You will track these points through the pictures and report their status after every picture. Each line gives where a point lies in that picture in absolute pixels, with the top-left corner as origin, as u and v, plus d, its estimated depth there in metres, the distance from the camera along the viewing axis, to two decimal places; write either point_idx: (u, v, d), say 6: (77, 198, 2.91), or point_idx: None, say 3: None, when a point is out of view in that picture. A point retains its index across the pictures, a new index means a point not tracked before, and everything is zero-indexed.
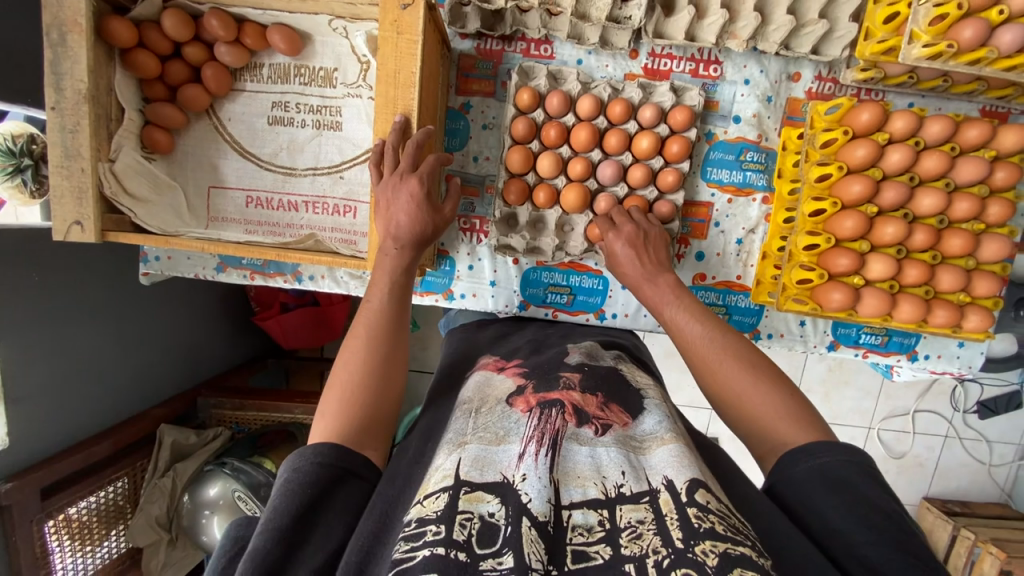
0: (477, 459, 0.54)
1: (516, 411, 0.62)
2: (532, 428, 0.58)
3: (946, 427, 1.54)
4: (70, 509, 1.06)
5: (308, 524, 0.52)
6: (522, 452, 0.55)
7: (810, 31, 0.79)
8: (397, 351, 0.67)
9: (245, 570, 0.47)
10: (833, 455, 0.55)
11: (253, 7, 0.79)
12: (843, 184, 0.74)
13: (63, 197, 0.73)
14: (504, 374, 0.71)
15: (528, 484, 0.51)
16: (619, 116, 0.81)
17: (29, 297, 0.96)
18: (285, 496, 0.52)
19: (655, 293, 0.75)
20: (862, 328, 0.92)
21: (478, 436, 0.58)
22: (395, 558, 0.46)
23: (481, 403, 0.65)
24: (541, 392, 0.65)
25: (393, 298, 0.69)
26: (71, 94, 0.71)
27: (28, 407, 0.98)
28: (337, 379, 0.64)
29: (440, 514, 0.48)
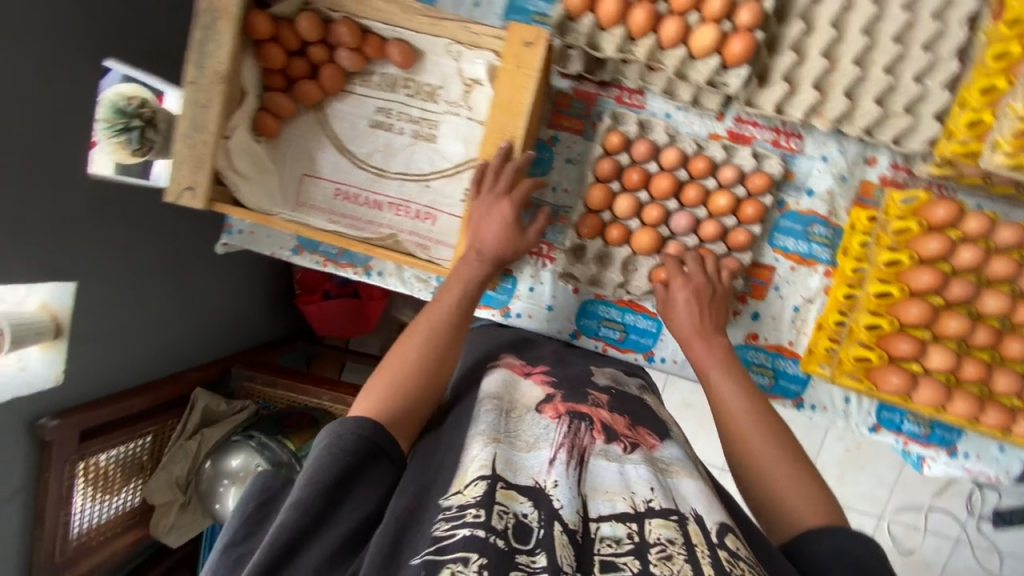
0: (510, 460, 0.57)
1: (544, 418, 0.66)
2: (561, 436, 0.62)
3: (957, 529, 1.50)
4: (98, 456, 1.08)
5: (345, 488, 0.55)
6: (553, 457, 0.59)
7: (894, 122, 0.82)
8: (445, 354, 0.69)
9: (289, 518, 0.51)
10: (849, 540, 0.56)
11: (382, 22, 0.85)
12: (913, 272, 0.78)
13: (181, 163, 0.78)
14: (530, 380, 0.75)
15: (559, 491, 0.55)
16: (701, 172, 0.86)
17: (113, 247, 1.01)
18: (327, 460, 0.55)
19: (694, 343, 0.78)
20: (906, 416, 0.93)
21: (510, 437, 0.61)
22: (435, 536, 0.50)
23: (510, 406, 0.68)
24: (569, 402, 0.69)
25: (458, 308, 0.72)
26: (210, 74, 0.76)
27: (85, 350, 1.02)
28: (388, 365, 0.67)
29: (478, 500, 0.52)
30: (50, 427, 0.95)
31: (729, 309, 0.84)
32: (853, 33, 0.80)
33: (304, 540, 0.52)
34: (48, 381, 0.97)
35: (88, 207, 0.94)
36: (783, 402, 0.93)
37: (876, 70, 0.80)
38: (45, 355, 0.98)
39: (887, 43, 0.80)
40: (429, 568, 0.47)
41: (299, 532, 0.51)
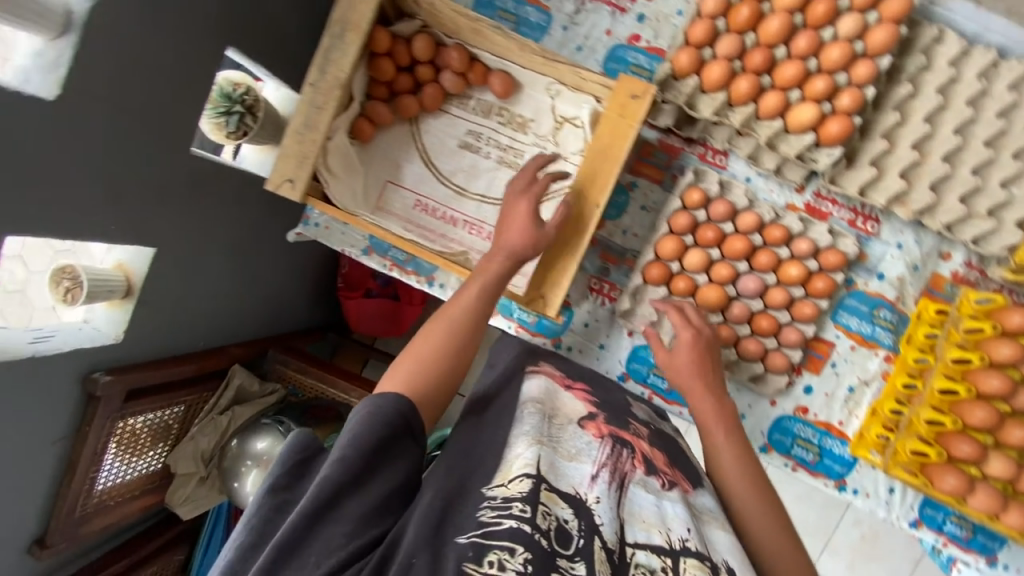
0: (554, 465, 0.59)
1: (587, 433, 0.67)
2: (604, 456, 0.64)
3: None
4: (133, 417, 1.09)
5: (387, 450, 0.56)
6: (594, 474, 0.61)
7: (976, 223, 0.83)
8: (469, 342, 0.67)
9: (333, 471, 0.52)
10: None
11: (492, 54, 0.91)
12: (982, 375, 0.78)
13: (287, 157, 0.83)
14: (571, 394, 0.75)
15: (600, 508, 0.57)
16: (776, 240, 0.87)
17: (193, 220, 1.05)
18: (367, 425, 0.56)
19: (697, 394, 0.76)
20: (949, 516, 0.91)
21: (553, 443, 0.63)
22: (481, 520, 0.51)
23: (552, 412, 0.69)
24: (612, 425, 0.70)
25: (479, 301, 0.70)
26: (331, 80, 0.81)
27: (148, 314, 1.05)
28: (413, 348, 0.66)
29: (525, 495, 0.53)
30: (102, 382, 0.97)
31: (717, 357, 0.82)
32: (945, 132, 0.81)
33: (347, 494, 0.52)
34: (107, 338, 0.99)
35: (183, 180, 0.98)
36: (825, 481, 0.91)
37: (963, 170, 0.82)
38: (110, 313, 1.01)
39: (979, 146, 0.81)
40: (476, 550, 0.48)
41: (344, 486, 0.52)
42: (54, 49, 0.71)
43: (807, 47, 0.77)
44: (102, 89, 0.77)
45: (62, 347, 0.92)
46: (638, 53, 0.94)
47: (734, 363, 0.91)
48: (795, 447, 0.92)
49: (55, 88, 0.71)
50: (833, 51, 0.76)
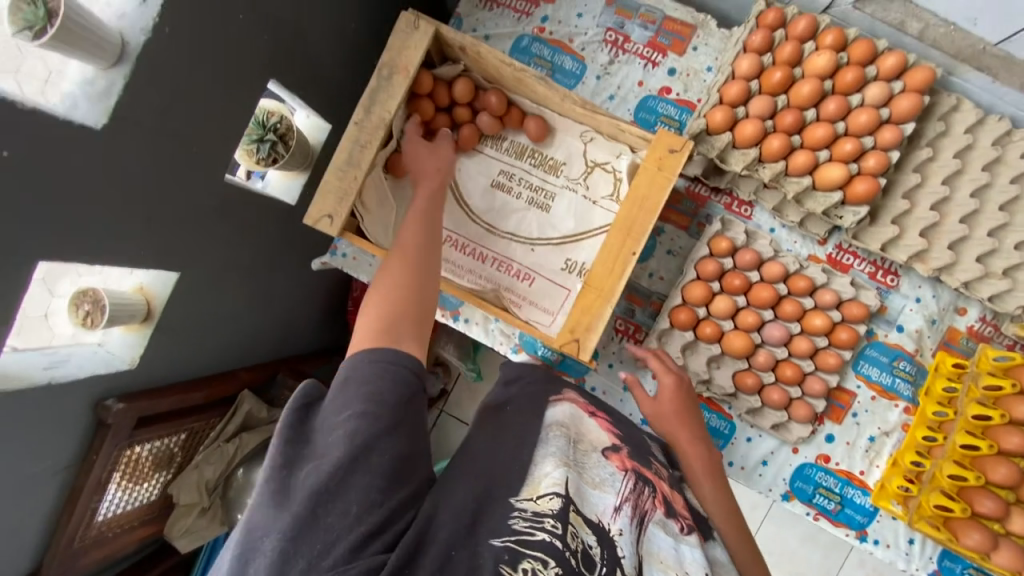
0: (579, 489, 0.58)
1: (610, 465, 0.65)
2: (627, 490, 0.62)
3: None
4: (137, 446, 1.04)
5: (409, 407, 0.56)
6: (617, 506, 0.59)
7: (993, 282, 0.87)
8: (427, 275, 0.71)
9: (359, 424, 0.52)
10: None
11: (532, 101, 0.94)
12: (1003, 432, 0.80)
13: (327, 192, 0.84)
14: (594, 422, 0.73)
15: (623, 540, 0.55)
16: (801, 290, 0.90)
17: (220, 245, 1.04)
18: (385, 380, 0.56)
19: (690, 448, 0.74)
20: (969, 569, 0.91)
21: (579, 469, 0.61)
22: (514, 529, 0.52)
23: (577, 438, 0.67)
24: (635, 461, 0.68)
25: (427, 239, 0.74)
26: (376, 120, 0.83)
27: (165, 339, 1.02)
28: (370, 297, 0.67)
29: (556, 513, 0.54)
30: (114, 410, 0.93)
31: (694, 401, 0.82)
32: (963, 194, 0.86)
33: (375, 448, 0.51)
34: (122, 363, 0.97)
35: (214, 206, 0.98)
36: (846, 531, 0.92)
37: (980, 232, 0.87)
38: (126, 336, 0.99)
39: (994, 210, 0.86)
40: (512, 554, 0.49)
41: (372, 440, 0.51)
42: (106, 79, 0.72)
43: (835, 111, 0.81)
44: (149, 119, 0.78)
45: (78, 374, 0.90)
46: (668, 104, 0.98)
47: (758, 409, 0.93)
48: (817, 496, 0.92)
49: (102, 118, 0.71)
50: (860, 116, 0.81)
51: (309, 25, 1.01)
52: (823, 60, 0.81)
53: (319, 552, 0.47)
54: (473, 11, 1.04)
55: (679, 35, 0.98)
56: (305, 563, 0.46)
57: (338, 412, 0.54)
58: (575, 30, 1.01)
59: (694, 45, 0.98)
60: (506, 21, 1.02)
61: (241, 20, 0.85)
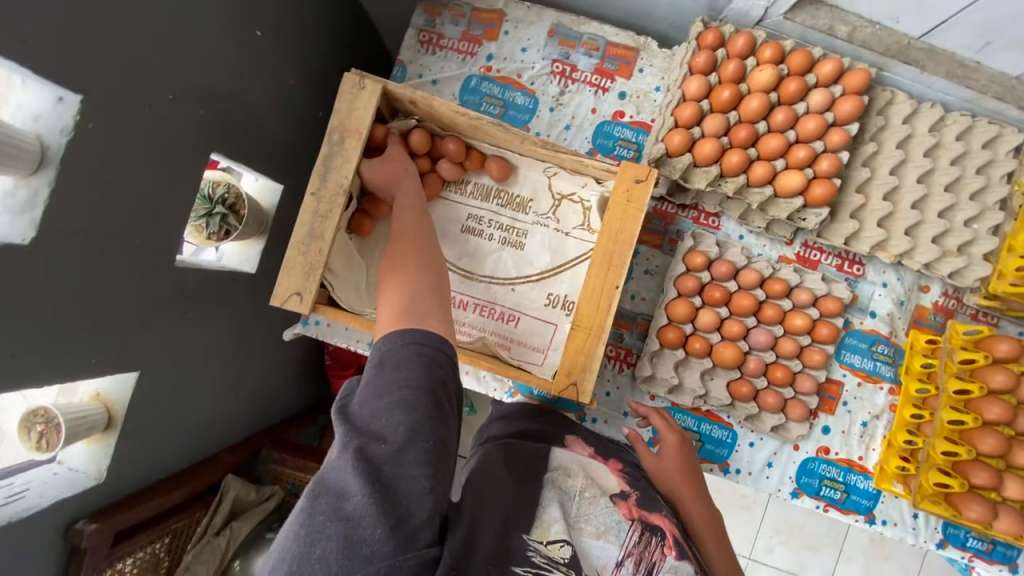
0: (582, 548, 0.58)
1: (618, 512, 0.64)
2: (632, 542, 0.60)
3: None
4: (119, 562, 0.95)
5: (448, 390, 0.53)
6: (620, 560, 0.58)
7: (950, 260, 0.92)
8: (437, 263, 0.69)
9: (403, 408, 0.50)
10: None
11: (490, 144, 0.93)
12: (984, 403, 0.85)
13: (291, 269, 0.79)
14: (604, 467, 0.72)
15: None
16: (778, 293, 0.92)
17: (181, 333, 0.97)
18: (420, 365, 0.53)
19: (690, 502, 0.74)
20: (970, 531, 0.94)
21: (581, 523, 0.60)
22: (533, 562, 0.54)
23: (585, 486, 0.67)
24: (644, 508, 0.66)
25: (425, 234, 0.73)
26: (333, 187, 0.80)
27: (133, 443, 0.94)
28: (388, 290, 0.64)
29: (569, 561, 0.55)
30: (88, 532, 0.85)
31: (690, 455, 0.84)
32: (910, 181, 0.92)
33: (422, 432, 0.49)
34: (88, 479, 0.88)
35: (169, 294, 0.91)
36: (855, 517, 0.93)
37: (931, 214, 0.92)
38: (89, 449, 0.90)
39: (940, 192, 0.92)
40: None
41: (418, 425, 0.49)
42: (28, 188, 0.64)
43: (784, 121, 0.85)
44: (85, 221, 0.71)
45: (41, 503, 0.80)
46: (623, 128, 1.00)
47: (756, 415, 0.94)
48: (823, 487, 0.94)
49: (29, 231, 0.64)
50: (808, 123, 0.85)
51: (246, 91, 0.96)
52: (766, 75, 0.84)
53: (382, 536, 0.45)
54: (417, 57, 1.02)
55: (624, 59, 1.00)
56: (370, 546, 0.45)
57: (377, 399, 0.51)
58: (522, 65, 1.01)
59: (639, 67, 1.00)
60: (452, 63, 1.02)
61: (172, 100, 0.80)
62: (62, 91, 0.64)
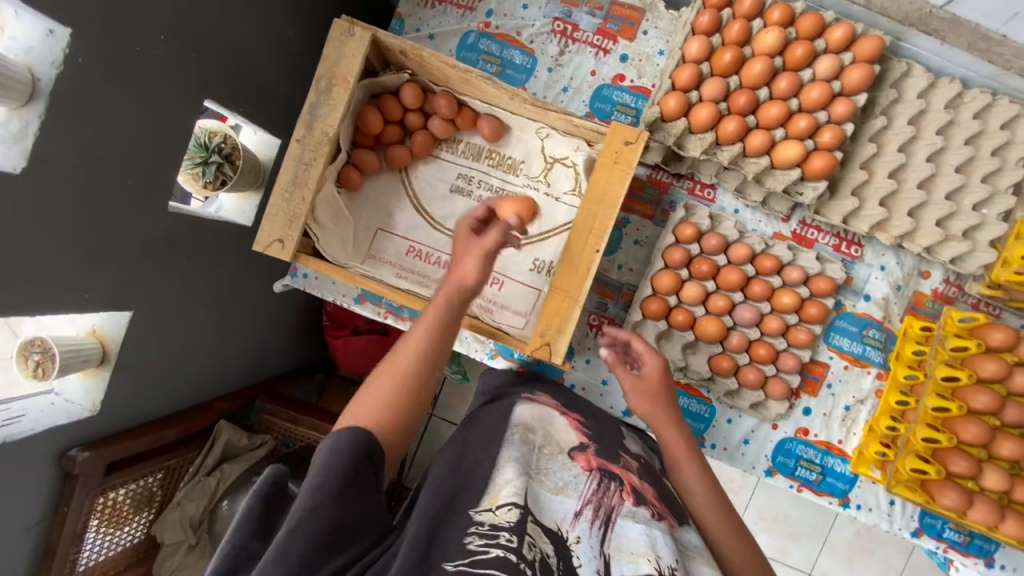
0: (538, 498, 0.59)
1: (575, 466, 0.67)
2: (590, 491, 0.62)
3: None
4: (112, 491, 1.01)
5: (361, 476, 0.54)
6: (578, 510, 0.60)
7: (953, 244, 0.88)
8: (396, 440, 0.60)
9: (305, 499, 0.51)
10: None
11: (482, 101, 0.91)
12: (971, 391, 0.82)
13: (275, 216, 0.80)
14: (565, 420, 0.77)
15: (581, 548, 0.55)
16: (768, 270, 0.89)
17: (173, 276, 0.98)
18: (334, 456, 0.54)
19: (663, 426, 0.75)
20: (947, 523, 0.93)
21: (540, 476, 0.63)
22: (469, 549, 0.52)
23: (544, 442, 0.70)
24: (602, 458, 0.69)
25: (405, 389, 0.61)
26: (318, 135, 0.80)
27: (126, 381, 0.98)
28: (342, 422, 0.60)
29: (512, 526, 0.54)
30: (81, 460, 0.90)
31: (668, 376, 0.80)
32: (919, 160, 0.87)
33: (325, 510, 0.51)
34: (84, 411, 0.92)
35: (161, 238, 0.92)
36: (829, 499, 0.93)
37: (937, 196, 0.88)
38: (85, 382, 0.94)
39: (950, 172, 0.88)
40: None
41: (317, 510, 0.50)
42: (20, 119, 0.66)
43: (787, 88, 0.81)
44: (73, 155, 0.72)
45: (35, 428, 0.84)
46: (622, 92, 0.97)
47: (734, 391, 0.92)
48: (799, 468, 0.93)
49: (20, 161, 0.66)
50: (812, 92, 0.81)
51: (243, 39, 0.95)
52: (771, 38, 0.80)
53: None
54: (415, 10, 1.00)
55: (628, 20, 0.96)
56: None
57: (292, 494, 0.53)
58: (522, 23, 0.98)
59: (643, 29, 0.97)
60: (450, 19, 0.99)
61: (164, 41, 0.80)
62: (53, 24, 0.65)
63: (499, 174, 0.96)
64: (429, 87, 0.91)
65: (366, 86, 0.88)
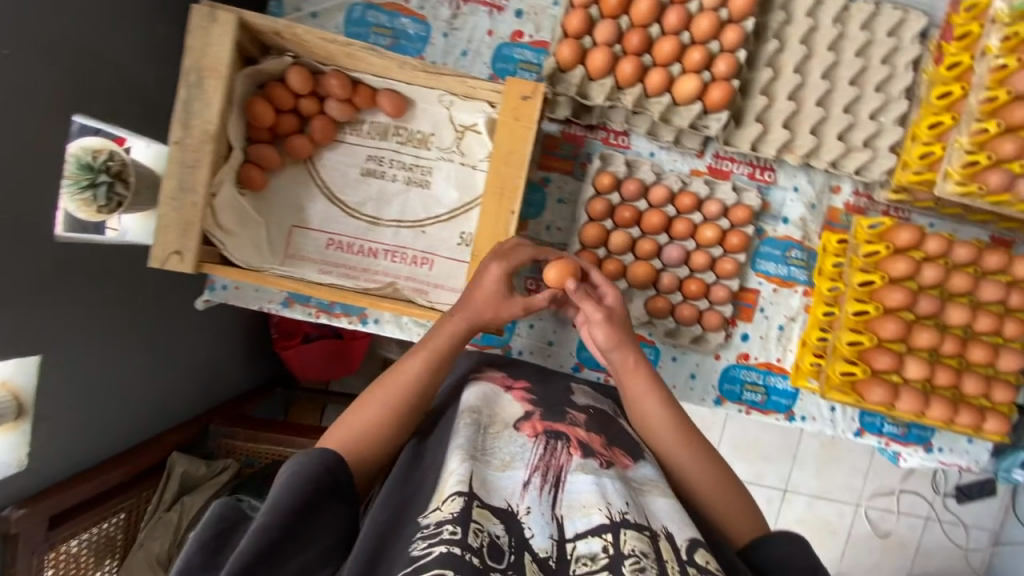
0: (484, 479, 0.56)
1: (522, 435, 0.63)
2: (537, 456, 0.60)
3: (927, 508, 1.58)
4: (68, 543, 0.97)
5: (312, 512, 0.55)
6: (526, 479, 0.58)
7: (856, 156, 0.91)
8: (379, 457, 0.64)
9: (252, 541, 0.51)
10: (784, 548, 0.62)
11: (375, 75, 0.86)
12: (885, 291, 0.87)
13: (167, 227, 0.77)
14: (511, 396, 0.72)
15: (531, 518, 0.54)
16: (687, 207, 0.90)
17: (81, 311, 0.91)
18: (286, 491, 0.54)
19: (624, 366, 0.72)
20: (886, 419, 0.99)
21: (486, 456, 0.60)
22: (412, 555, 0.49)
23: (488, 421, 0.66)
24: (547, 420, 0.66)
25: (398, 408, 0.66)
26: (198, 133, 0.76)
27: (53, 429, 0.91)
28: (332, 430, 0.65)
29: (455, 517, 0.51)
30: (15, 518, 0.84)
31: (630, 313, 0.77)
32: (814, 78, 0.89)
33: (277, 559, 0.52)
34: (10, 468, 0.86)
35: (56, 273, 0.84)
36: (776, 416, 0.97)
37: (836, 110, 0.90)
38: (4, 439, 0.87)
39: (844, 86, 0.90)
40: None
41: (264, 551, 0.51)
42: None
43: (676, 22, 0.81)
44: None
45: None
46: (523, 49, 0.94)
47: (674, 330, 0.94)
48: (744, 392, 0.97)
49: None
50: (700, 22, 0.81)
51: (108, 41, 0.84)
52: None
53: None
54: None
55: None
56: None
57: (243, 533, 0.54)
58: None
59: None
60: None
61: (8, 56, 0.69)
62: None
63: (411, 150, 0.92)
64: (319, 69, 0.86)
65: (247, 75, 0.82)
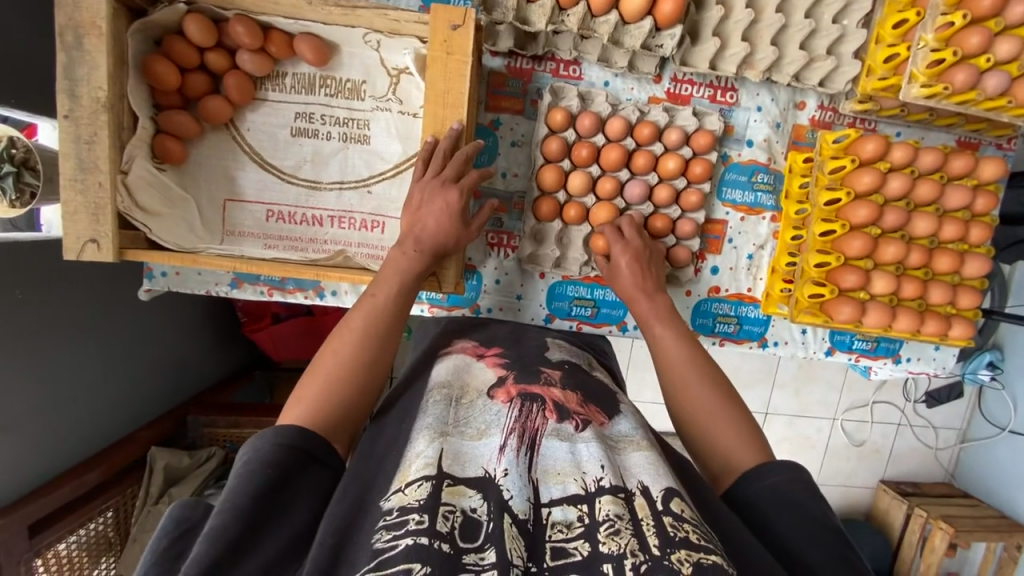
0: (456, 454, 0.52)
1: (496, 403, 0.60)
2: (513, 419, 0.56)
3: (899, 415, 1.65)
4: (59, 545, 0.94)
5: (272, 503, 0.49)
6: (503, 443, 0.53)
7: (820, 65, 0.86)
8: (359, 399, 0.61)
9: (203, 550, 0.44)
10: (779, 476, 0.58)
11: (284, 16, 0.76)
12: (851, 208, 0.85)
13: (75, 213, 0.70)
14: (484, 363, 0.69)
15: (509, 480, 0.49)
16: (647, 138, 0.85)
17: (10, 316, 0.85)
18: (244, 479, 0.49)
19: (638, 299, 0.79)
20: (855, 335, 1.01)
21: (459, 429, 0.56)
22: (376, 549, 0.43)
23: (460, 393, 0.62)
24: (522, 383, 0.62)
25: (364, 347, 0.63)
26: (89, 102, 0.67)
27: (9, 441, 0.87)
28: (297, 391, 0.60)
29: (422, 503, 0.46)
30: None
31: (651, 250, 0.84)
32: None
33: (243, 551, 0.45)
34: None
35: None
36: (750, 344, 0.97)
37: (797, 16, 0.83)
38: None
39: None
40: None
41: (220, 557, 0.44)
42: None
43: None
44: None
45: None
46: None
47: None
48: (717, 324, 0.96)
49: None
50: None
51: None
52: None
53: None
54: None
55: None
56: None
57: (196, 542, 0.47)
58: None
59: None
60: None
61: None
62: None
63: (344, 101, 0.84)
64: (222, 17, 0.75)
65: (137, 30, 0.72)
